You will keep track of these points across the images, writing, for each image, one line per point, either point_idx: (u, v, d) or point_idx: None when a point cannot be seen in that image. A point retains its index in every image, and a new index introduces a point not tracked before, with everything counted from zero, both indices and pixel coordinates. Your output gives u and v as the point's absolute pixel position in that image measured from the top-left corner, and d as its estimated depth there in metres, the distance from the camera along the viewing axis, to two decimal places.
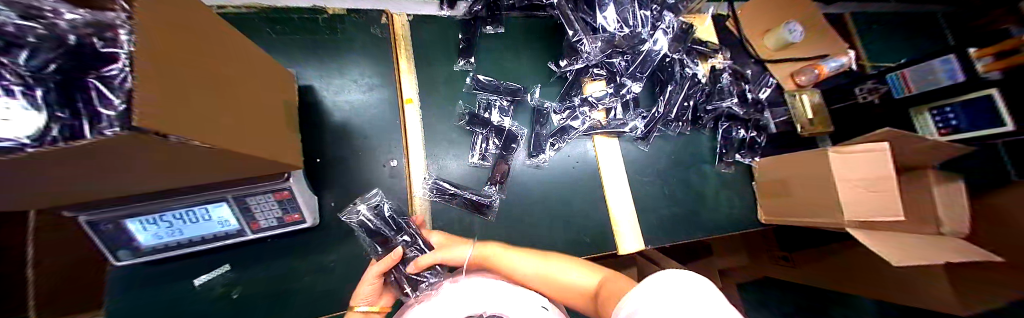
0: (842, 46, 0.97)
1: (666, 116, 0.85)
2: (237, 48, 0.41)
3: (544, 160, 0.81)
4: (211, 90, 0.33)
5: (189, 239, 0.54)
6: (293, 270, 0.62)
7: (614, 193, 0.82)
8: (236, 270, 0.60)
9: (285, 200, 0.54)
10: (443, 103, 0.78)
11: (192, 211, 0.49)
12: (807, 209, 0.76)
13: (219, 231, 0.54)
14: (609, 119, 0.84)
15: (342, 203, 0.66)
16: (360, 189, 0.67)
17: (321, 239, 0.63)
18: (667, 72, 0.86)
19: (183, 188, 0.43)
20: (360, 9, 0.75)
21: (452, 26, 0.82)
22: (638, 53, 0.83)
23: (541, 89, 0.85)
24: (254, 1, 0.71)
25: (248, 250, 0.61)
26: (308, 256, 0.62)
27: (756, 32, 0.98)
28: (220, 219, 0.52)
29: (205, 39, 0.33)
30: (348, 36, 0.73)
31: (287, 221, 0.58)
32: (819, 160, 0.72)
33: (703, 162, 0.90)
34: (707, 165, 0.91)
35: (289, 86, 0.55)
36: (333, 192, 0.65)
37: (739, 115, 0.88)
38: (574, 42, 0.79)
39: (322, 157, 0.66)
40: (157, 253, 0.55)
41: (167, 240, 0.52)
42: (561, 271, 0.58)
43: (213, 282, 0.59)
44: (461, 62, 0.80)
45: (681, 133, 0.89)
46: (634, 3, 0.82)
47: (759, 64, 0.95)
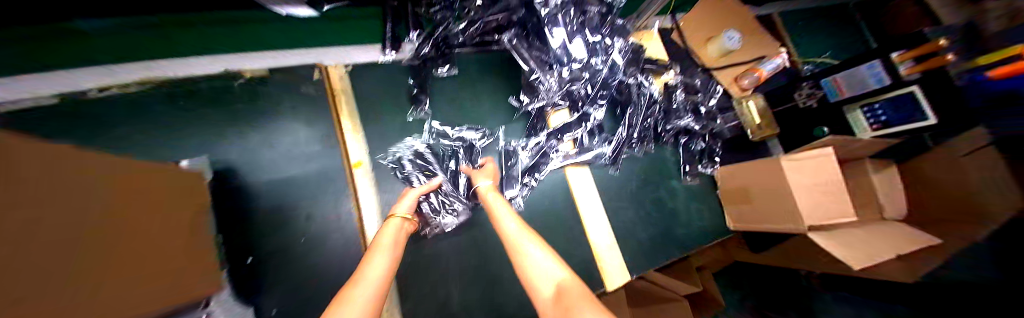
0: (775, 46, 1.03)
1: (631, 138, 0.85)
2: (107, 173, 0.32)
3: (520, 204, 0.76)
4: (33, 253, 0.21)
5: None
6: None
7: (595, 227, 0.78)
8: None
9: None
10: (399, 159, 0.70)
11: None
12: (773, 216, 0.79)
13: None
14: (578, 150, 0.81)
15: (286, 305, 0.56)
16: (309, 282, 0.59)
17: None
18: (626, 94, 0.86)
19: None
20: (283, 67, 0.64)
21: (397, 72, 0.74)
22: (598, 80, 0.81)
23: (503, 129, 0.81)
24: (144, 73, 0.58)
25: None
26: None
27: (698, 41, 1.02)
28: None
29: (13, 167, 0.22)
30: (270, 101, 0.63)
31: None
32: (776, 171, 0.75)
33: (670, 178, 0.92)
34: (675, 180, 0.92)
35: (189, 188, 0.45)
36: (275, 294, 0.56)
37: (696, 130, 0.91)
38: (532, 80, 0.76)
39: (253, 255, 0.56)
40: None
41: None
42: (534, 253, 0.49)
43: None
44: (413, 111, 0.73)
45: (646, 152, 0.90)
46: (585, 31, 0.80)
47: (706, 73, 0.99)
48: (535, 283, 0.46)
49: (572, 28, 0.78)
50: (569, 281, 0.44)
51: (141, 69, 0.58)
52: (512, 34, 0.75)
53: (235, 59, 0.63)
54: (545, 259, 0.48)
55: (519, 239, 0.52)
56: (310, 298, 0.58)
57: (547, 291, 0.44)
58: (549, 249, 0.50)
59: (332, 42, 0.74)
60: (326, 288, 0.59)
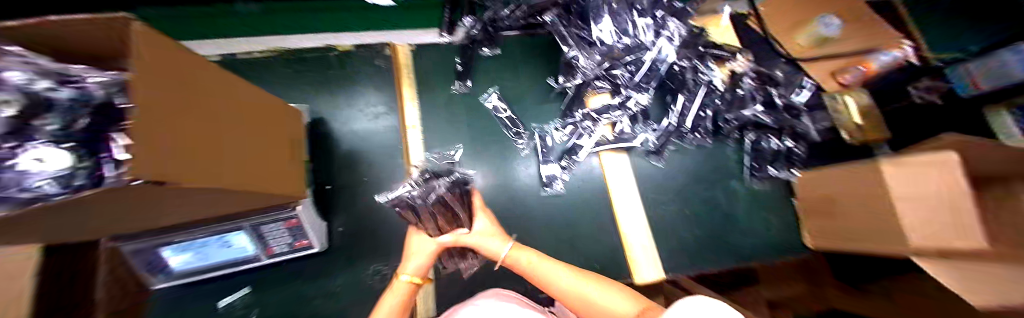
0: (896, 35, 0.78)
1: (681, 127, 0.75)
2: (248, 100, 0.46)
3: (560, 188, 0.77)
4: (206, 125, 0.33)
5: (218, 262, 0.59)
6: (306, 294, 0.66)
7: (629, 216, 0.76)
8: (257, 291, 0.65)
9: (294, 228, 0.57)
10: (444, 127, 0.79)
11: (208, 241, 0.50)
12: (865, 232, 0.62)
13: (242, 255, 0.59)
14: (617, 134, 0.77)
15: (348, 227, 0.69)
16: (366, 214, 0.70)
17: (327, 263, 0.67)
18: (681, 81, 0.75)
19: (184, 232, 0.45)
20: (367, 44, 0.81)
21: (449, 53, 0.84)
22: (642, 64, 0.72)
23: (540, 108, 0.83)
24: (275, 44, 0.79)
25: (262, 275, 0.65)
26: (318, 279, 0.66)
27: (784, 28, 0.86)
28: (240, 245, 0.56)
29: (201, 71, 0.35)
30: (353, 69, 0.79)
31: (298, 246, 0.62)
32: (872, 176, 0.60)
33: (730, 177, 0.81)
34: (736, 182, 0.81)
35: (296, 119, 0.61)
36: (341, 217, 0.69)
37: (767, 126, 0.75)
38: (570, 58, 0.75)
39: (330, 183, 0.71)
40: (195, 272, 0.61)
41: (208, 261, 0.58)
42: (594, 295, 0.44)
43: (235, 303, 0.64)
44: (457, 85, 0.81)
45: (699, 145, 0.80)
46: (632, 11, 0.72)
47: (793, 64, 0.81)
48: None
49: (616, 8, 0.72)
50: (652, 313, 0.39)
51: (273, 40, 0.78)
52: (554, 14, 0.75)
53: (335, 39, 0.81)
54: (612, 298, 0.43)
55: (573, 288, 0.46)
56: (365, 225, 0.70)
57: None
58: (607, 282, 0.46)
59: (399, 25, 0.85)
60: (375, 225, 0.70)
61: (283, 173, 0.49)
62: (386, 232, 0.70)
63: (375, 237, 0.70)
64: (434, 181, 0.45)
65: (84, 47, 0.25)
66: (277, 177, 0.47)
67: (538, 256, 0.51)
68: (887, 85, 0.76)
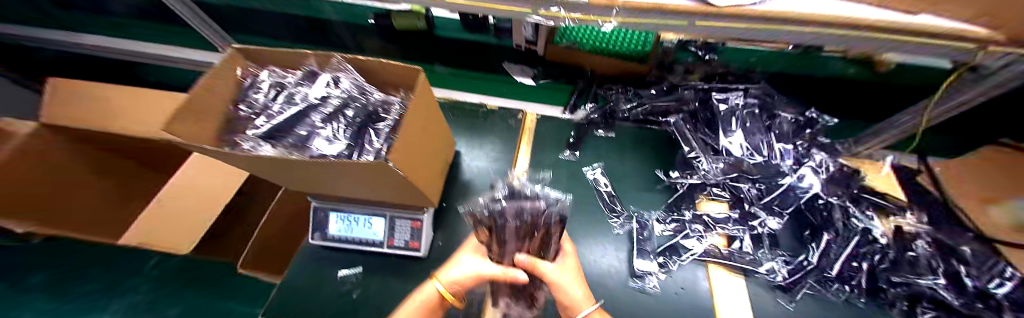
0: None
1: (824, 270, 0.64)
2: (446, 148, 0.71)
3: (654, 285, 0.64)
4: (429, 155, 0.56)
5: (354, 238, 0.71)
6: (394, 291, 0.66)
7: None
8: (365, 274, 0.69)
9: (415, 229, 0.70)
10: (546, 184, 0.82)
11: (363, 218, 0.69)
12: None
13: (373, 238, 0.70)
14: (733, 249, 0.69)
15: (446, 244, 0.74)
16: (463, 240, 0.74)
17: (421, 270, 0.69)
18: (820, 216, 0.69)
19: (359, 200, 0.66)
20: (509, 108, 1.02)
21: (567, 126, 0.95)
22: (775, 185, 0.72)
23: (644, 194, 0.81)
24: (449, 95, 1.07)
25: (373, 261, 0.71)
26: (411, 283, 0.67)
27: (969, 202, 0.75)
28: (375, 230, 0.70)
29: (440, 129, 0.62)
30: (492, 121, 0.97)
31: (409, 246, 0.70)
32: None
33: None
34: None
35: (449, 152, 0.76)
36: (442, 233, 0.75)
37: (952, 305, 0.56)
38: (692, 159, 0.78)
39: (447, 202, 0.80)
40: (335, 242, 0.71)
41: (348, 234, 0.71)
42: None
43: (348, 278, 0.68)
44: (568, 152, 0.88)
45: (843, 301, 0.62)
46: (770, 133, 0.77)
47: (985, 244, 0.65)
48: None
49: (750, 128, 0.77)
50: None
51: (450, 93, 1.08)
52: (679, 117, 0.84)
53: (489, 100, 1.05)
54: None
55: None
56: (458, 249, 0.73)
57: None
58: None
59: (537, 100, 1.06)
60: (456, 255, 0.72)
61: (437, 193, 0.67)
62: None
63: None
64: (526, 201, 0.47)
65: (391, 77, 0.55)
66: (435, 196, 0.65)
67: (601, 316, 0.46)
68: None
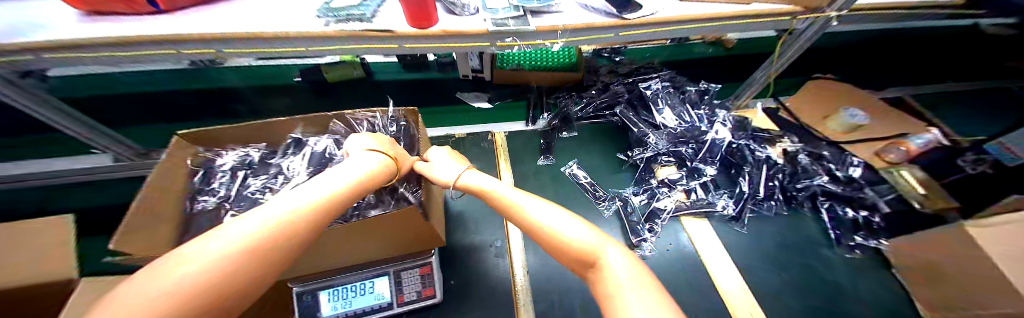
0: (917, 126, 1.01)
1: (754, 194, 0.85)
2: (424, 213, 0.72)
3: (648, 249, 0.76)
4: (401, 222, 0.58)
5: (353, 313, 0.61)
6: None
7: (726, 269, 0.72)
8: None
9: (425, 275, 0.66)
10: (533, 191, 0.88)
11: (362, 284, 0.63)
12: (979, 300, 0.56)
13: (377, 304, 0.63)
14: (691, 200, 0.85)
15: (459, 281, 0.72)
16: (476, 270, 0.74)
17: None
18: (737, 156, 0.91)
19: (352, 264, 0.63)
20: (475, 132, 1.04)
21: (535, 137, 1.03)
22: (703, 142, 0.92)
23: (616, 176, 0.94)
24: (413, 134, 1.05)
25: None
26: None
27: (813, 121, 1.09)
28: (379, 293, 0.63)
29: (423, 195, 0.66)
30: (463, 148, 0.99)
31: (423, 296, 0.66)
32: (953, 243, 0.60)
33: (818, 246, 0.79)
34: (826, 249, 0.78)
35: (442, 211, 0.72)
36: (453, 270, 0.74)
37: (838, 192, 0.82)
38: (642, 137, 0.94)
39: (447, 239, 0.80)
40: None
41: (345, 311, 0.61)
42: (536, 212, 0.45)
43: None
44: (543, 158, 0.96)
45: (778, 213, 0.85)
46: (686, 104, 1.00)
47: (833, 147, 0.95)
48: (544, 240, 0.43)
49: (673, 103, 0.99)
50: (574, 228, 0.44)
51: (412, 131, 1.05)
52: (621, 107, 1.01)
53: (454, 129, 1.06)
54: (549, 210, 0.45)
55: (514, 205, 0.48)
56: (474, 279, 0.73)
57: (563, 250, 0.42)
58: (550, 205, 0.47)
59: (499, 120, 1.12)
60: (481, 285, 0.72)
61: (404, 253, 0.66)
62: (489, 284, 0.72)
63: (479, 293, 0.70)
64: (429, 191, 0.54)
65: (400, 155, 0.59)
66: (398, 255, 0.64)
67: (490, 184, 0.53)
68: (939, 158, 0.88)
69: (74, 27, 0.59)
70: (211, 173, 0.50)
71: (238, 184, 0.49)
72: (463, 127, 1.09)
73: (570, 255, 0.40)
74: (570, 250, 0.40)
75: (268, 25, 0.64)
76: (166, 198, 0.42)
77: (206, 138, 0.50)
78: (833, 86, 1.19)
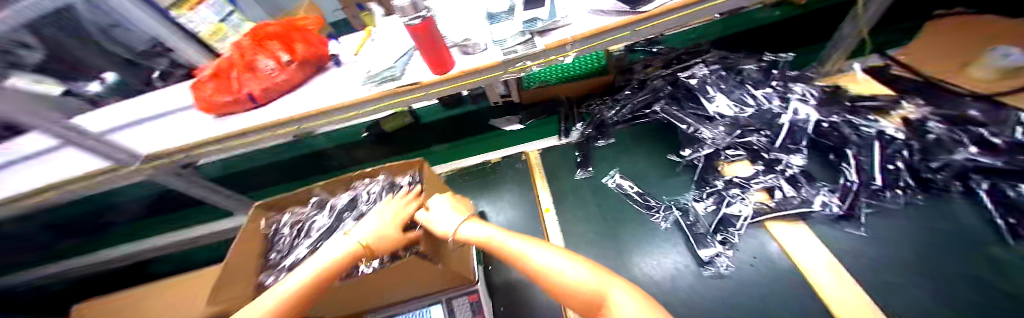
0: None
1: (870, 184, 0.65)
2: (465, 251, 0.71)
3: (726, 266, 0.65)
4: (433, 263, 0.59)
5: None
6: None
7: (833, 288, 0.56)
8: None
9: (474, 302, 0.67)
10: (574, 208, 0.86)
11: (419, 311, 0.67)
12: None
13: None
14: (777, 200, 0.70)
15: (509, 307, 0.73)
16: (524, 297, 0.74)
17: None
18: (834, 137, 0.72)
19: (409, 297, 0.68)
20: (509, 155, 1.07)
21: (570, 149, 1.01)
22: (779, 126, 0.75)
23: (669, 180, 0.84)
24: (455, 165, 1.11)
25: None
26: None
27: (944, 68, 0.81)
28: None
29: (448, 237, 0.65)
30: (501, 173, 1.02)
31: None
32: None
33: (983, 244, 0.56)
34: (992, 248, 0.55)
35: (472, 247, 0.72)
36: (501, 297, 0.75)
37: (1005, 165, 0.56)
38: (693, 133, 0.83)
39: (491, 264, 0.83)
40: None
41: None
42: (539, 255, 0.45)
43: None
44: (581, 172, 0.93)
45: (909, 204, 0.64)
46: (745, 86, 0.84)
47: (983, 101, 0.68)
48: (552, 283, 0.43)
49: (728, 88, 0.85)
50: (581, 261, 0.43)
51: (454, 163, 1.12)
52: (662, 103, 0.91)
53: (491, 155, 1.11)
54: (550, 252, 0.45)
55: (516, 248, 0.48)
56: (525, 305, 0.72)
57: (573, 291, 0.41)
58: (555, 245, 0.47)
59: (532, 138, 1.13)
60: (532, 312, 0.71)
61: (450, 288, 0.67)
62: (539, 312, 0.70)
63: None
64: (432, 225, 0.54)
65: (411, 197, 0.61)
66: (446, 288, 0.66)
67: (492, 228, 0.53)
68: None
69: (212, 126, 0.82)
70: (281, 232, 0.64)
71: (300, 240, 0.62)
72: (499, 152, 1.13)
73: (575, 296, 0.40)
74: (576, 292, 0.40)
75: (325, 102, 0.79)
76: (248, 258, 0.55)
77: (273, 205, 0.65)
78: (976, 23, 0.88)
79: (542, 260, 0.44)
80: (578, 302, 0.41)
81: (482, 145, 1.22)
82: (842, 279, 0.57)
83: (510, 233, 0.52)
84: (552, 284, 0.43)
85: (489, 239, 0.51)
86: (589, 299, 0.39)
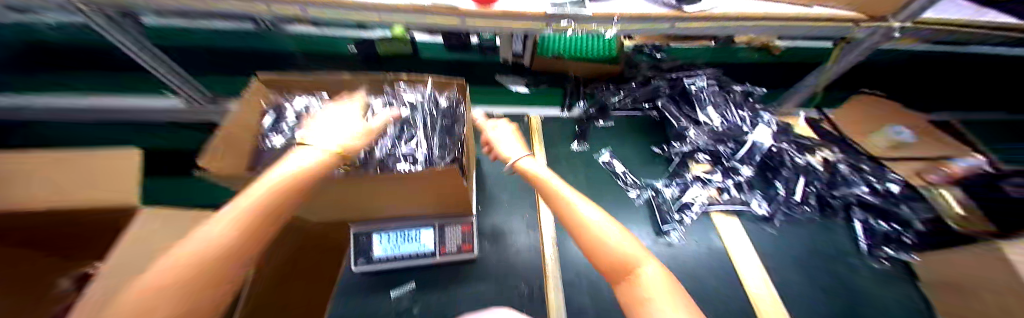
0: (962, 149, 0.91)
1: (789, 198, 0.85)
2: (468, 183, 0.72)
3: (676, 238, 0.79)
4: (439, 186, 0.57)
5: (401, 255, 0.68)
6: (453, 300, 0.67)
7: (748, 267, 0.73)
8: (418, 290, 0.68)
9: (466, 233, 0.70)
10: (565, 174, 0.93)
11: (409, 233, 0.67)
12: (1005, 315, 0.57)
13: (419, 252, 0.68)
14: (724, 198, 0.87)
15: (492, 245, 0.76)
16: (506, 238, 0.78)
17: (470, 273, 0.71)
18: (776, 159, 0.91)
19: (402, 217, 0.66)
20: (511, 113, 1.09)
21: (570, 122, 1.07)
22: (743, 142, 0.92)
23: (648, 167, 0.96)
24: None
25: (424, 273, 0.70)
26: (465, 287, 0.69)
27: (857, 132, 1.06)
28: (422, 243, 0.68)
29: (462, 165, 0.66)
30: (501, 127, 1.04)
31: (462, 250, 0.70)
32: (998, 264, 0.59)
33: (849, 255, 0.76)
34: (855, 258, 0.75)
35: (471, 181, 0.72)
36: (486, 236, 0.78)
37: (877, 204, 0.80)
38: (683, 130, 0.95)
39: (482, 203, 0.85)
40: (381, 264, 0.68)
41: (394, 251, 0.67)
42: (590, 213, 0.47)
43: (401, 297, 0.67)
44: (577, 144, 1.00)
45: (812, 219, 0.83)
46: (728, 104, 0.99)
47: (873, 160, 0.92)
48: (588, 238, 0.46)
49: (715, 102, 0.99)
50: (625, 233, 0.45)
51: None
52: (664, 101, 1.02)
53: (492, 108, 1.12)
54: (599, 215, 0.47)
55: (569, 199, 0.51)
56: (507, 244, 0.77)
57: (605, 255, 0.43)
58: (602, 210, 0.49)
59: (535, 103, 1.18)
60: (513, 251, 0.76)
61: (446, 215, 0.69)
62: (519, 253, 0.76)
63: (511, 260, 0.74)
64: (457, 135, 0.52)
65: (438, 110, 0.59)
66: (444, 214, 0.68)
67: (550, 175, 0.56)
68: (979, 182, 0.78)
69: None
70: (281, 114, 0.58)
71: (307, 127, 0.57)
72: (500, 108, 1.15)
73: (606, 261, 0.43)
74: (609, 256, 0.42)
75: None
76: (243, 126, 0.48)
77: (277, 81, 0.59)
78: (881, 105, 1.12)
79: (591, 218, 0.47)
80: (603, 265, 0.44)
81: (482, 97, 1.20)
82: (759, 264, 0.74)
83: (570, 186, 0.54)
84: (589, 242, 0.45)
85: (547, 182, 0.55)
86: (620, 268, 0.41)
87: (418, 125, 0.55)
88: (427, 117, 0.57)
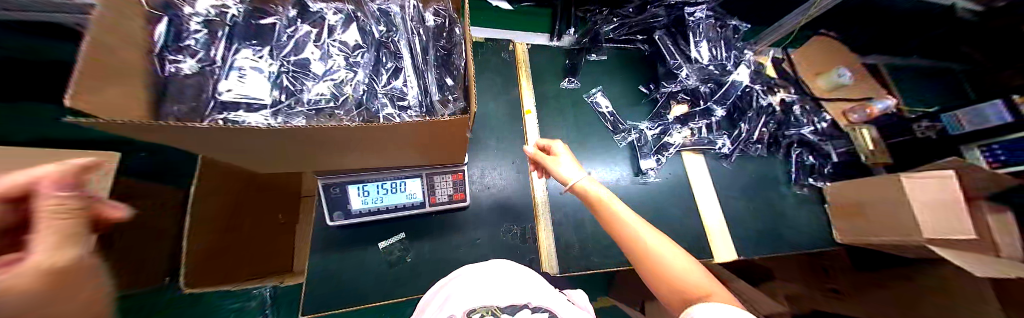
0: (882, 93, 1.05)
1: (749, 138, 0.94)
2: None
3: (651, 177, 0.86)
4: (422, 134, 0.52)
5: (383, 208, 0.63)
6: (447, 245, 0.68)
7: (704, 200, 0.86)
8: (408, 240, 0.67)
9: (457, 181, 0.67)
10: (554, 114, 0.88)
11: (392, 183, 0.62)
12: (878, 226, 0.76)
13: (407, 203, 0.64)
14: (697, 138, 0.92)
15: (482, 189, 0.74)
16: (495, 183, 0.75)
17: (462, 219, 0.70)
18: (746, 100, 0.97)
19: (382, 166, 0.57)
20: (493, 38, 0.93)
21: (560, 55, 0.96)
22: (723, 83, 0.94)
23: (633, 107, 0.96)
24: None
25: (416, 223, 0.68)
26: (458, 233, 0.69)
27: (814, 71, 1.13)
28: (409, 194, 0.64)
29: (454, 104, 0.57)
30: (483, 57, 0.89)
31: (454, 199, 0.67)
32: (888, 190, 0.75)
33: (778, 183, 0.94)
34: (783, 186, 0.93)
35: None
36: (475, 181, 0.74)
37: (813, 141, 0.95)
38: (674, 68, 0.92)
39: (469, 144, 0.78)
40: (362, 217, 0.62)
41: (373, 205, 0.62)
42: (669, 250, 0.52)
43: (393, 247, 0.66)
44: (567, 80, 0.92)
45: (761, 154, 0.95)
46: (719, 42, 0.96)
47: (819, 101, 1.03)
48: (662, 266, 0.52)
49: (708, 38, 0.95)
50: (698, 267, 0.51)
51: None
52: (662, 33, 0.95)
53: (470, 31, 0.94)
54: (673, 248, 0.53)
55: (646, 235, 0.54)
56: (497, 188, 0.75)
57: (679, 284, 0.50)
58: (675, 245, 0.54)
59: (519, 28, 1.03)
60: (506, 194, 0.75)
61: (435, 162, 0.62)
62: (511, 195, 0.75)
63: (503, 204, 0.74)
64: (455, 69, 0.47)
65: (423, 32, 0.49)
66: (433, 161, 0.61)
67: (626, 206, 0.57)
68: (890, 122, 0.96)
69: None
70: (182, 32, 0.41)
71: (230, 50, 0.42)
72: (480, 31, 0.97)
73: (682, 290, 0.50)
74: (685, 288, 0.49)
75: None
76: (126, 51, 0.32)
77: None
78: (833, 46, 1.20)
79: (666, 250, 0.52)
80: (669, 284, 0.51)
81: None
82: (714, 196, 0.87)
83: (644, 221, 0.55)
84: (666, 277, 0.51)
85: (621, 217, 0.55)
86: (691, 291, 0.49)
87: (402, 55, 0.46)
88: (410, 42, 0.47)
